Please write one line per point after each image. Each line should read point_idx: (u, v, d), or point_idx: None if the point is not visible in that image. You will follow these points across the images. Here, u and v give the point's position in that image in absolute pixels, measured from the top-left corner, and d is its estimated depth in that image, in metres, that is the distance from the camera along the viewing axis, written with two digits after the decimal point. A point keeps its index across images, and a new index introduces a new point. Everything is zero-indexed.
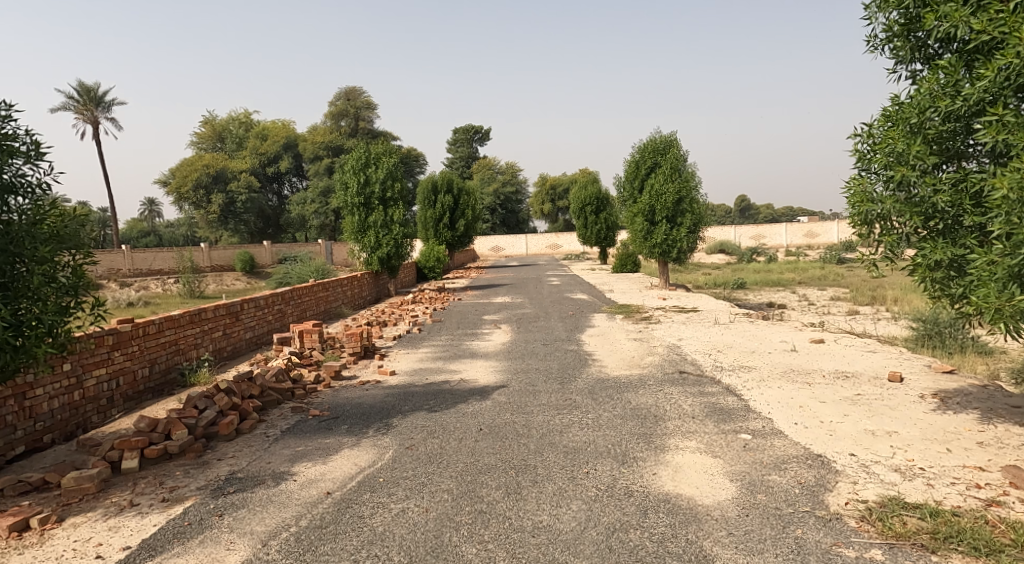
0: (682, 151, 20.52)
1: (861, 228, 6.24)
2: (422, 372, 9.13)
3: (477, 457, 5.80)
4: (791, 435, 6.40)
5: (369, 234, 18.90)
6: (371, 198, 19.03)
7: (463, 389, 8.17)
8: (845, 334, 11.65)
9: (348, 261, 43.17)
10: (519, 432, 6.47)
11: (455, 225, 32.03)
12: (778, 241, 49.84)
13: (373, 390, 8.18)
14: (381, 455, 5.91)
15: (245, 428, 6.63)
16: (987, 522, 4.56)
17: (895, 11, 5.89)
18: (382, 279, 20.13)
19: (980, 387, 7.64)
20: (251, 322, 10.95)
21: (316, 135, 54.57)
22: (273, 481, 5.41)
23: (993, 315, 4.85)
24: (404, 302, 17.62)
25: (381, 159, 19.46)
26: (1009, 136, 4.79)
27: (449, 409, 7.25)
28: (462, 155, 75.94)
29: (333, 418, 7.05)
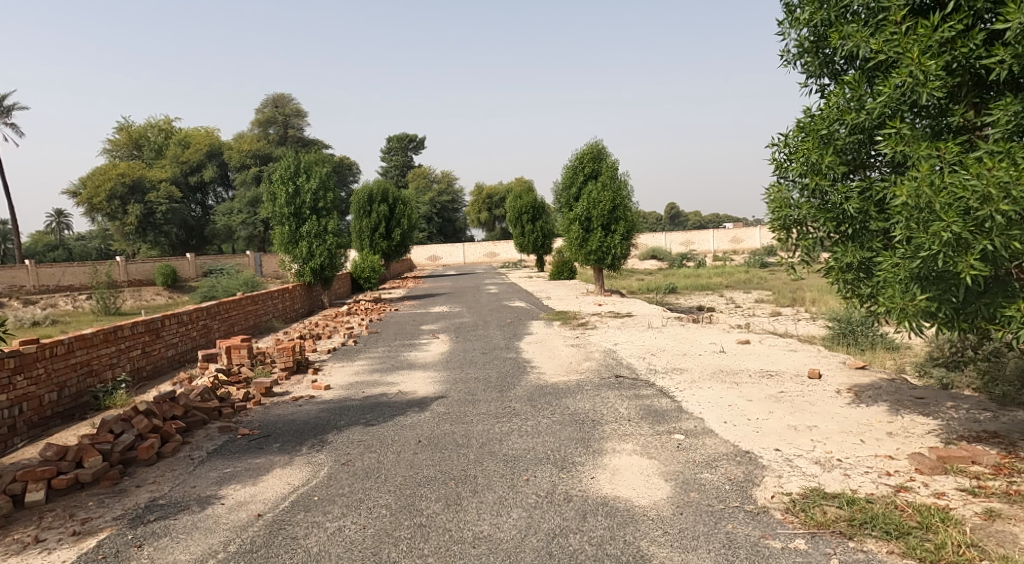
0: (615, 161, 20.93)
1: (780, 234, 6.56)
2: (359, 385, 9.05)
3: (415, 470, 5.80)
4: (721, 434, 6.66)
5: (301, 244, 18.53)
6: (302, 208, 18.62)
7: (400, 401, 8.13)
8: (769, 335, 12.18)
9: (277, 273, 42.14)
10: (458, 442, 6.50)
11: (390, 234, 31.75)
12: (706, 246, 51.56)
13: (307, 406, 8.05)
14: (315, 473, 5.84)
15: (167, 450, 6.43)
16: (897, 506, 4.88)
17: (805, 29, 6.26)
18: (314, 291, 19.77)
19: (889, 381, 8.15)
20: (173, 339, 10.59)
21: (244, 144, 53.35)
22: (198, 507, 5.26)
23: (900, 313, 5.20)
24: (339, 314, 17.37)
25: (312, 167, 19.14)
26: (905, 148, 5.20)
27: (386, 422, 7.21)
28: (397, 164, 75.28)
29: (263, 436, 6.91)
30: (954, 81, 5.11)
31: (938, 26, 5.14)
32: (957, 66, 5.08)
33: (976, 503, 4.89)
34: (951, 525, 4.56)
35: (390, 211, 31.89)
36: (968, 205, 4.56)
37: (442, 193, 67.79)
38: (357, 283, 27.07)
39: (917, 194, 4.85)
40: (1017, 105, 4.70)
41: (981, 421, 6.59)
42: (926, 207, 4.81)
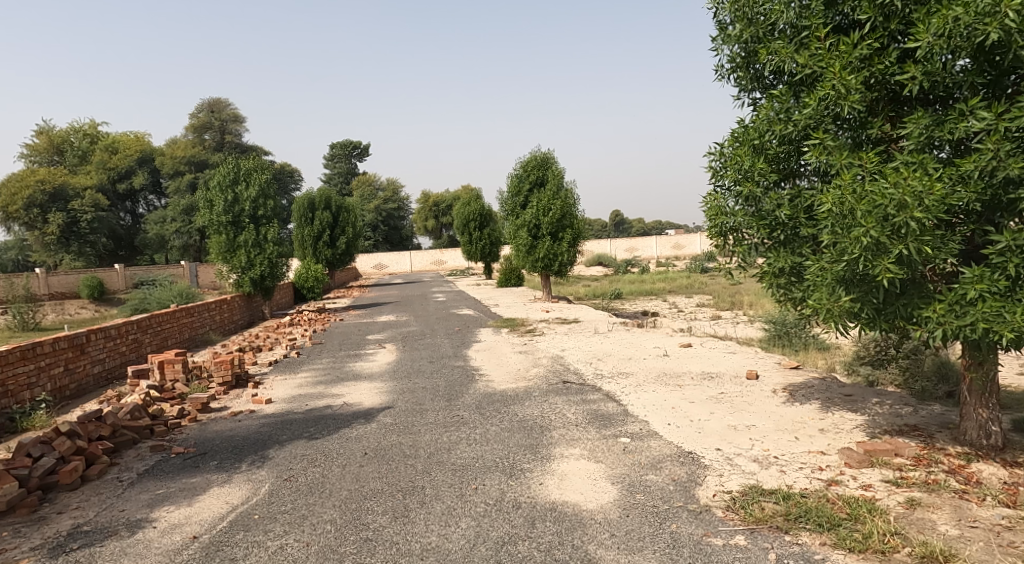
0: (562, 170, 21.19)
1: (717, 240, 6.79)
2: (302, 398, 8.91)
3: (361, 484, 5.75)
4: (665, 435, 6.84)
5: (239, 253, 18.07)
6: (240, 216, 18.18)
7: (346, 413, 8.04)
8: (710, 338, 12.54)
9: (215, 284, 40.94)
10: (405, 454, 6.48)
11: (334, 242, 31.34)
12: (650, 253, 52.58)
13: (247, 421, 7.87)
14: (255, 490, 5.72)
15: (93, 473, 6.19)
16: (828, 500, 5.11)
17: (737, 45, 6.52)
18: (254, 302, 19.32)
19: (821, 380, 8.52)
20: (100, 355, 10.19)
21: (176, 151, 51.93)
22: (127, 532, 5.09)
23: (827, 315, 5.48)
24: (281, 325, 17.02)
25: (253, 175, 18.71)
26: (829, 158, 5.47)
27: (331, 435, 7.13)
28: (341, 171, 74.31)
29: (200, 455, 6.73)
30: (873, 95, 5.42)
31: (856, 44, 5.45)
32: (875, 81, 5.39)
33: (900, 493, 5.17)
34: (877, 515, 4.81)
35: (334, 219, 31.48)
36: (887, 212, 4.83)
37: (387, 200, 67.19)
38: (300, 293, 26.54)
39: (839, 202, 5.12)
40: (928, 118, 5.02)
41: (903, 415, 6.97)
42: (847, 214, 5.08)
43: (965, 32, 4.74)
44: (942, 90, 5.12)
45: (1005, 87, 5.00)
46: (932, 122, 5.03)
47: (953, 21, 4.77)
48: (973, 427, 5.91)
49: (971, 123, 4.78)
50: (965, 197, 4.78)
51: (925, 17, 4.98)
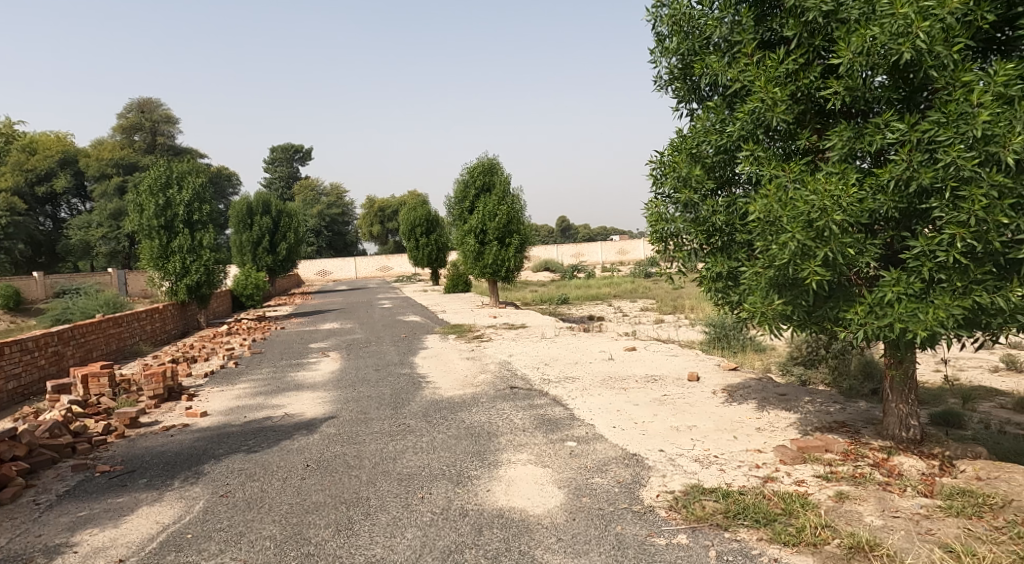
0: (508, 176, 21.28)
1: (658, 245, 6.95)
2: (240, 410, 8.69)
3: (303, 497, 5.66)
4: (610, 438, 6.95)
5: (173, 260, 17.50)
6: (174, 220, 17.67)
7: (287, 425, 7.88)
8: (653, 341, 12.79)
9: (146, 292, 39.45)
10: (349, 464, 6.39)
11: (275, 248, 30.69)
12: (596, 258, 53.22)
13: (181, 436, 7.63)
14: (189, 508, 5.56)
15: (7, 497, 5.87)
16: (764, 496, 5.30)
17: (674, 57, 6.71)
18: (189, 311, 18.71)
19: (758, 380, 8.83)
20: (14, 371, 9.67)
21: (103, 152, 49.96)
22: (47, 558, 4.87)
23: (761, 317, 5.69)
24: (218, 334, 16.54)
25: (185, 178, 18.19)
26: (760, 167, 5.70)
27: (271, 448, 6.98)
28: (281, 175, 72.57)
29: (127, 473, 6.49)
30: (800, 108, 5.68)
31: (784, 59, 5.71)
32: (802, 95, 5.66)
33: (830, 487, 5.41)
34: (810, 509, 5.01)
35: (274, 224, 30.80)
36: (813, 219, 5.06)
37: (330, 206, 65.99)
38: (239, 301, 25.80)
39: (768, 209, 5.33)
40: (850, 131, 5.30)
41: (833, 412, 7.29)
42: (776, 221, 5.30)
43: (882, 51, 5.03)
44: (862, 104, 5.40)
45: (918, 103, 5.28)
46: (853, 134, 5.31)
47: (871, 39, 5.05)
48: (895, 421, 6.21)
49: (887, 135, 5.06)
50: (882, 206, 5.05)
51: (846, 36, 5.26)
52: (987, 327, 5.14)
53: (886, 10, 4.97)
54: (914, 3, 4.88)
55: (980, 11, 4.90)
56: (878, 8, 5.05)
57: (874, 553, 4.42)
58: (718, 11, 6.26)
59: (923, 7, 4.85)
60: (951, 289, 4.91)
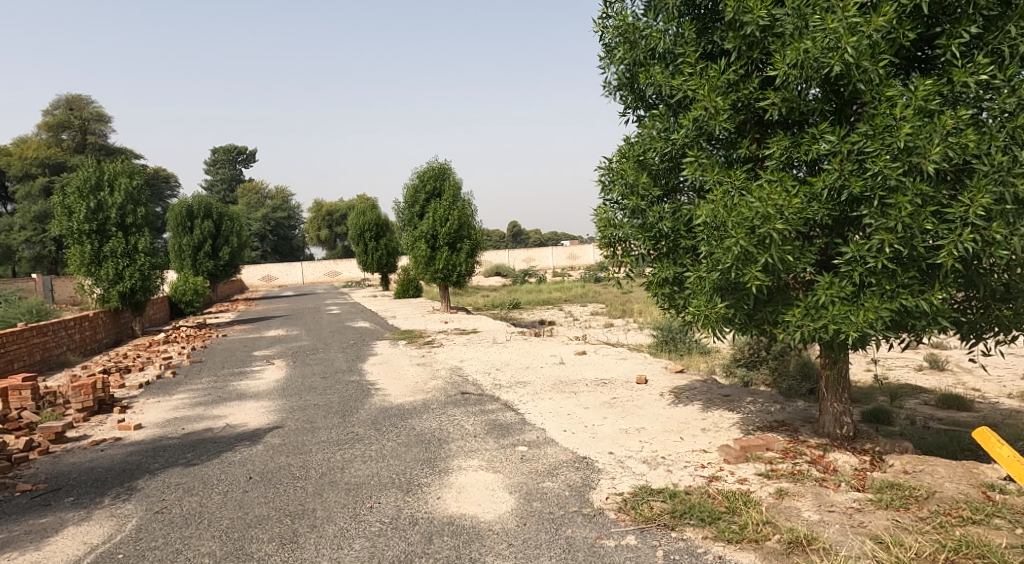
0: (459, 181, 21.21)
1: (607, 250, 7.00)
2: (177, 422, 8.37)
3: (244, 511, 5.48)
4: (560, 442, 6.96)
5: (105, 264, 16.83)
6: (106, 224, 17.00)
7: (228, 436, 7.63)
8: (603, 345, 12.91)
9: (75, 299, 37.75)
10: (293, 476, 6.22)
11: (217, 252, 29.82)
12: (546, 264, 53.46)
13: (112, 451, 7.30)
14: (120, 526, 5.31)
15: None
16: (710, 495, 5.39)
17: (622, 65, 6.79)
18: (122, 318, 17.97)
19: (704, 382, 8.99)
20: None
21: (28, 150, 47.68)
22: None
23: (705, 320, 5.79)
24: (154, 343, 15.94)
25: (118, 179, 17.44)
26: (703, 174, 5.82)
27: (210, 460, 6.75)
28: (223, 177, 70.51)
29: (50, 492, 6.16)
30: (740, 118, 5.82)
31: (724, 70, 5.85)
32: (741, 104, 5.80)
33: (771, 484, 5.53)
34: (752, 506, 5.11)
35: (216, 229, 29.92)
36: (754, 224, 5.19)
37: (276, 209, 64.51)
38: (177, 307, 24.92)
39: (712, 215, 5.44)
40: (787, 140, 5.45)
41: (774, 412, 7.48)
42: (720, 226, 5.41)
43: (815, 64, 5.20)
44: (797, 115, 5.56)
45: (849, 115, 5.46)
46: (790, 144, 5.47)
47: (804, 53, 5.22)
48: (830, 419, 6.41)
49: (821, 146, 5.22)
50: (817, 213, 5.21)
51: (781, 48, 5.43)
52: (914, 329, 5.34)
53: (818, 25, 5.17)
54: (844, 20, 5.09)
55: (903, 29, 5.13)
56: (811, 23, 5.25)
57: (812, 547, 4.52)
58: (662, 22, 6.39)
59: (851, 23, 5.06)
60: (880, 292, 5.09)
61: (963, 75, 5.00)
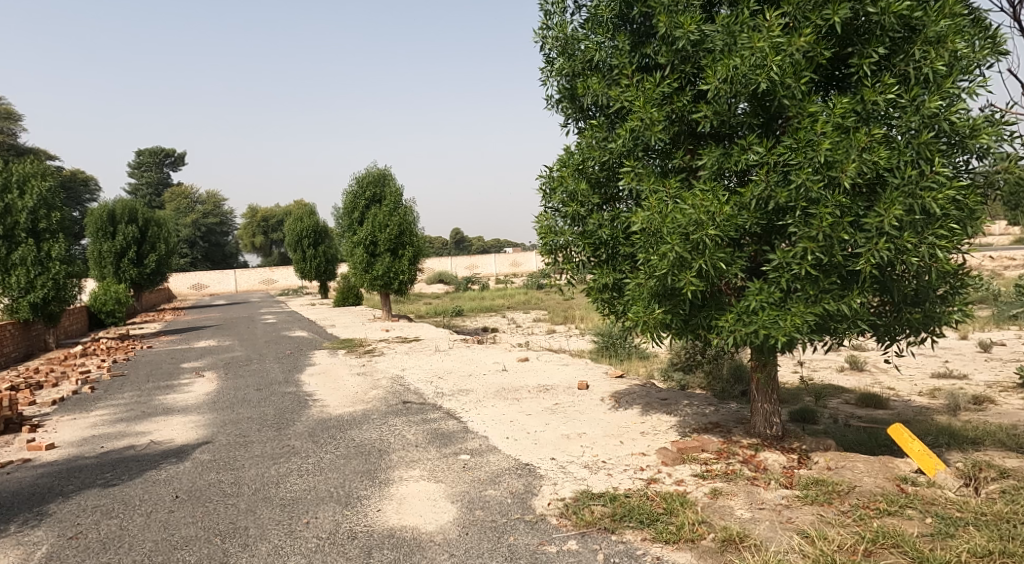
0: (399, 187, 21.04)
1: (547, 257, 7.09)
2: (96, 440, 8.02)
3: (171, 532, 5.31)
4: (503, 449, 7.00)
5: (14, 273, 15.99)
6: (15, 228, 16.16)
7: (153, 453, 7.36)
8: (545, 351, 13.03)
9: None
10: (225, 493, 6.06)
11: (142, 259, 28.67)
12: (490, 270, 53.59)
13: (26, 473, 6.94)
14: (30, 555, 5.06)
15: None
16: (648, 497, 5.53)
17: (562, 78, 6.92)
18: (33, 330, 17.07)
19: (642, 386, 9.21)
20: None
21: None
22: None
23: (643, 325, 5.96)
24: (71, 356, 15.21)
25: (30, 182, 16.61)
26: (640, 183, 6.00)
27: (134, 480, 6.50)
28: (150, 180, 67.92)
29: None
30: (674, 129, 6.00)
31: (659, 83, 6.04)
32: (676, 117, 5.98)
33: (706, 485, 5.72)
34: (688, 506, 5.27)
35: (140, 235, 28.75)
36: (686, 232, 5.38)
37: (208, 214, 62.44)
38: (97, 317, 23.80)
39: (649, 222, 5.60)
40: (718, 152, 5.66)
41: (708, 414, 7.73)
42: (657, 233, 5.57)
43: (743, 79, 5.43)
44: (727, 128, 5.79)
45: (775, 129, 5.73)
46: (721, 155, 5.68)
47: (733, 69, 5.45)
48: (760, 420, 6.68)
49: (749, 157, 5.46)
50: (747, 222, 5.42)
51: (712, 64, 5.65)
52: (836, 333, 5.63)
53: (745, 44, 5.43)
54: (769, 39, 5.37)
55: (822, 48, 5.43)
56: (738, 41, 5.51)
57: (744, 544, 4.70)
58: (599, 35, 6.55)
59: (775, 43, 5.34)
60: (805, 297, 5.35)
61: (874, 94, 5.31)
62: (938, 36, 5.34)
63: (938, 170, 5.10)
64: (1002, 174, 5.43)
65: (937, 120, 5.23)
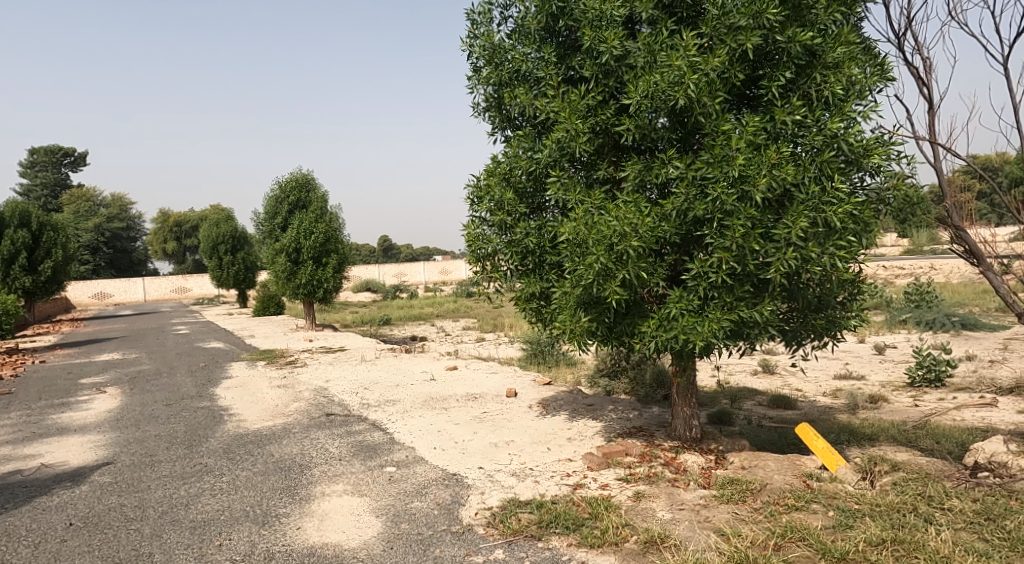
0: (325, 194, 20.55)
1: (476, 265, 7.09)
2: None
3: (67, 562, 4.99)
4: (430, 460, 6.94)
5: None
6: None
7: (46, 478, 6.90)
8: (474, 360, 13.01)
9: None
10: (127, 518, 5.75)
11: (35, 265, 26.88)
12: (416, 278, 53.08)
13: None
14: None
15: None
16: (574, 503, 5.60)
17: (489, 86, 6.96)
18: None
19: (569, 393, 9.33)
20: None
21: None
22: None
23: (570, 333, 6.06)
24: None
25: None
26: (566, 193, 6.10)
27: (23, 508, 6.07)
28: (46, 180, 63.93)
29: None
30: (599, 141, 6.13)
31: (584, 95, 6.16)
32: (600, 129, 6.11)
33: (629, 488, 5.84)
34: (612, 510, 5.37)
35: (33, 240, 26.99)
36: (611, 241, 5.49)
37: (112, 218, 59.20)
38: None
39: (575, 232, 5.70)
40: (640, 164, 5.82)
41: (632, 419, 7.91)
42: (582, 243, 5.66)
43: (663, 95, 5.60)
44: (649, 141, 5.96)
45: (693, 143, 5.94)
46: (643, 167, 5.84)
47: (654, 85, 5.62)
48: (681, 423, 6.88)
49: (670, 170, 5.63)
50: (668, 233, 5.60)
51: (634, 79, 5.81)
52: (751, 339, 5.88)
53: (665, 62, 5.63)
54: (686, 58, 5.59)
55: (734, 69, 5.68)
56: (658, 58, 5.72)
57: (665, 545, 4.82)
58: (525, 46, 6.64)
59: (691, 62, 5.56)
60: (721, 304, 5.57)
61: (782, 114, 5.59)
62: (836, 62, 5.72)
63: (838, 186, 5.41)
64: (891, 190, 5.84)
65: (837, 140, 5.54)
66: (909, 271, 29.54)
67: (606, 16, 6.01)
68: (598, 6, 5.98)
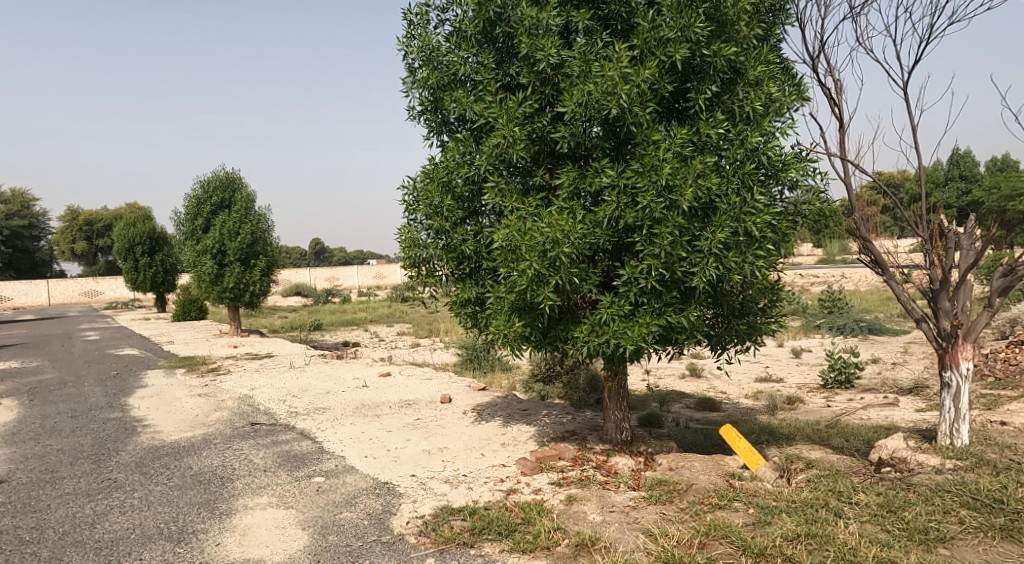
0: (251, 194, 19.96)
1: (411, 269, 7.05)
2: None
3: None
4: (361, 469, 6.85)
5: None
6: None
7: None
8: (407, 366, 12.91)
9: None
10: (24, 540, 5.43)
11: None
12: (350, 283, 51.84)
13: None
14: None
15: None
16: (507, 508, 5.64)
17: (425, 89, 6.94)
18: None
19: (503, 398, 9.37)
20: None
21: None
22: None
23: (505, 338, 6.10)
24: None
25: None
26: (502, 199, 6.13)
27: None
28: None
29: None
30: (535, 148, 6.21)
31: (521, 102, 6.23)
32: (536, 136, 6.20)
33: (561, 492, 5.93)
34: (545, 514, 5.44)
35: None
36: (544, 247, 5.57)
37: (16, 215, 55.57)
38: None
39: (509, 238, 5.75)
40: (574, 172, 5.93)
41: (565, 423, 8.02)
42: (516, 249, 5.72)
43: (596, 105, 5.73)
44: (583, 149, 6.08)
45: (625, 152, 6.08)
46: (577, 175, 5.95)
47: (588, 94, 5.74)
48: (612, 426, 7.02)
49: (602, 178, 5.76)
50: (600, 239, 5.72)
51: (569, 88, 5.92)
52: (679, 343, 6.08)
53: (598, 72, 5.77)
54: (618, 69, 5.74)
55: (664, 81, 5.86)
56: (592, 69, 5.85)
57: (595, 547, 4.91)
58: (463, 50, 6.66)
59: (623, 73, 5.70)
60: (651, 310, 5.73)
61: (707, 126, 5.81)
62: (756, 79, 5.99)
63: (758, 197, 5.66)
64: (807, 204, 6.10)
65: (757, 153, 5.81)
66: (823, 279, 31.06)
67: (542, 25, 6.11)
68: (535, 14, 6.08)
